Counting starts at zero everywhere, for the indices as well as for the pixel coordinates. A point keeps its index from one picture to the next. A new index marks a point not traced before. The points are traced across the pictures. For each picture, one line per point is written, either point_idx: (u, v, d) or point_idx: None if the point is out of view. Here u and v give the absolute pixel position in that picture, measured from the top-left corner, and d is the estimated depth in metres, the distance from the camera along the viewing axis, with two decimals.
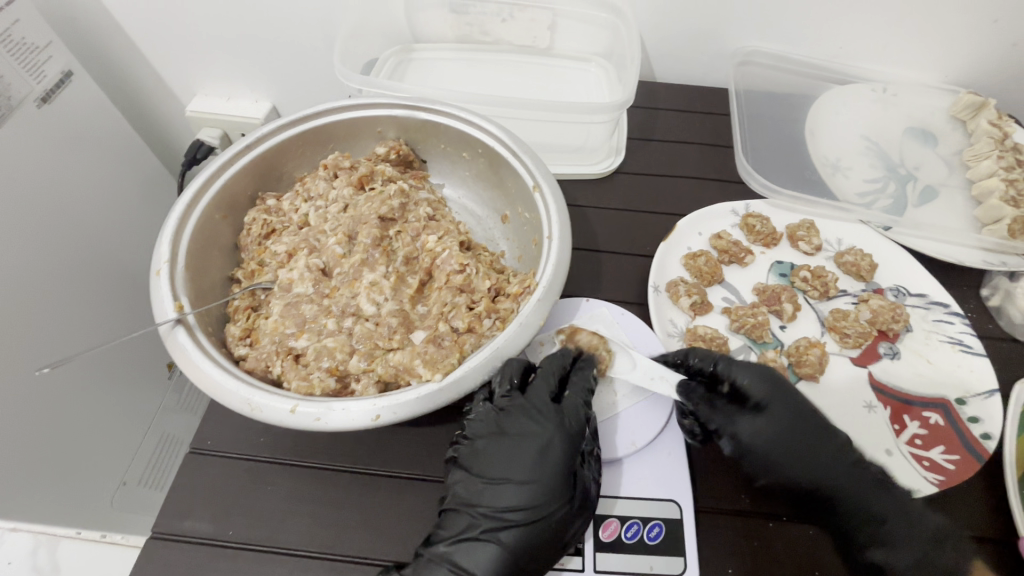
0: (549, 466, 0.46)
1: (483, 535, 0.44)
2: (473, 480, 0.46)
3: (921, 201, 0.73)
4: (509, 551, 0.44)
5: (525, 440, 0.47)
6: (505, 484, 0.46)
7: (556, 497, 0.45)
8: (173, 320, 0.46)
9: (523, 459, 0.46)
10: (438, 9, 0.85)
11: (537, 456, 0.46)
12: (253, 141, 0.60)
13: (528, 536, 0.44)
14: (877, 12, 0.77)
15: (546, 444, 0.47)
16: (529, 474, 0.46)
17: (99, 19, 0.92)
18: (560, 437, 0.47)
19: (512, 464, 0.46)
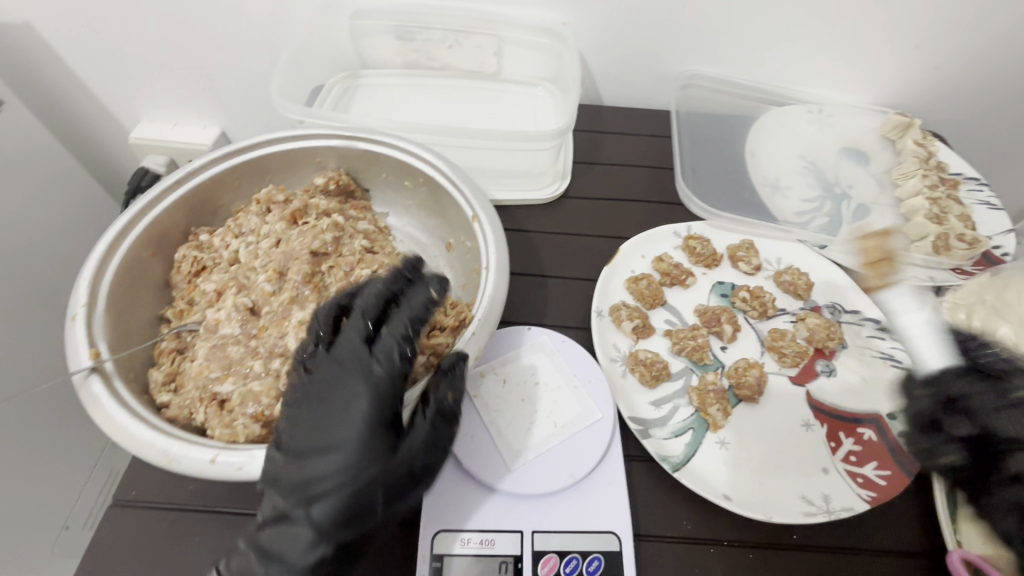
0: (368, 425, 0.41)
1: (294, 514, 0.39)
2: (285, 451, 0.41)
3: (855, 219, 0.76)
4: (323, 527, 0.38)
5: (340, 401, 0.42)
6: (314, 451, 0.40)
7: (369, 457, 0.40)
8: (87, 369, 0.44)
9: (336, 422, 0.41)
10: (384, 36, 0.85)
11: (347, 415, 0.41)
12: (184, 176, 0.59)
13: (341, 506, 0.39)
14: (807, 38, 0.81)
15: (356, 398, 0.41)
16: (342, 438, 0.40)
17: (34, 46, 0.90)
18: (373, 388, 0.42)
19: (322, 430, 0.41)
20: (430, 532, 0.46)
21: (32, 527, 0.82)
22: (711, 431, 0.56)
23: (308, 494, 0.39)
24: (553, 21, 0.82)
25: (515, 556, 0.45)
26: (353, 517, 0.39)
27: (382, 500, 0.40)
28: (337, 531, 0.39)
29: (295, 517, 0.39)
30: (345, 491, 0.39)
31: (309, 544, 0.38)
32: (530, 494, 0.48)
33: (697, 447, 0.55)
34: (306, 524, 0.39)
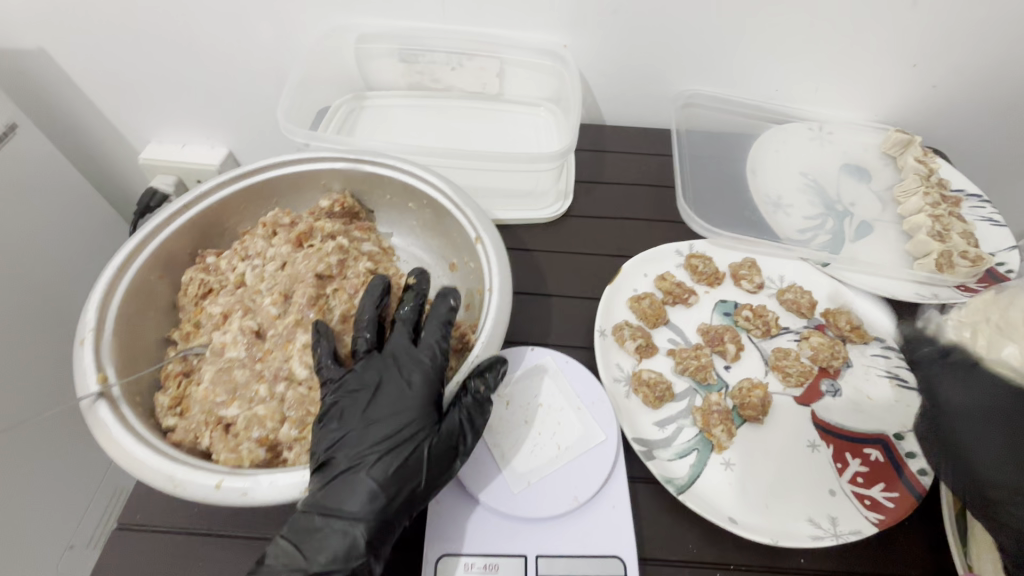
0: (422, 401, 0.46)
1: (353, 475, 0.42)
2: (341, 423, 0.45)
3: (857, 236, 0.76)
4: (382, 486, 0.42)
5: (393, 384, 0.46)
6: (370, 426, 0.44)
7: (422, 430, 0.44)
8: (95, 394, 0.45)
9: (392, 399, 0.45)
10: (388, 59, 0.87)
11: (400, 394, 0.46)
12: (192, 200, 0.60)
13: (397, 471, 0.43)
14: (806, 58, 0.82)
15: (409, 382, 0.47)
16: (394, 410, 0.45)
17: (49, 72, 0.92)
18: (422, 372, 0.47)
19: (378, 407, 0.45)
20: (434, 557, 0.46)
21: (37, 549, 0.82)
22: (716, 452, 0.55)
23: (365, 460, 0.43)
24: (555, 43, 0.83)
25: None
26: (405, 480, 0.43)
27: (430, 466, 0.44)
28: (391, 492, 0.42)
29: (353, 478, 0.42)
30: (400, 456, 0.43)
31: (365, 504, 0.41)
32: (533, 518, 0.47)
33: (702, 468, 0.54)
34: (363, 484, 0.42)
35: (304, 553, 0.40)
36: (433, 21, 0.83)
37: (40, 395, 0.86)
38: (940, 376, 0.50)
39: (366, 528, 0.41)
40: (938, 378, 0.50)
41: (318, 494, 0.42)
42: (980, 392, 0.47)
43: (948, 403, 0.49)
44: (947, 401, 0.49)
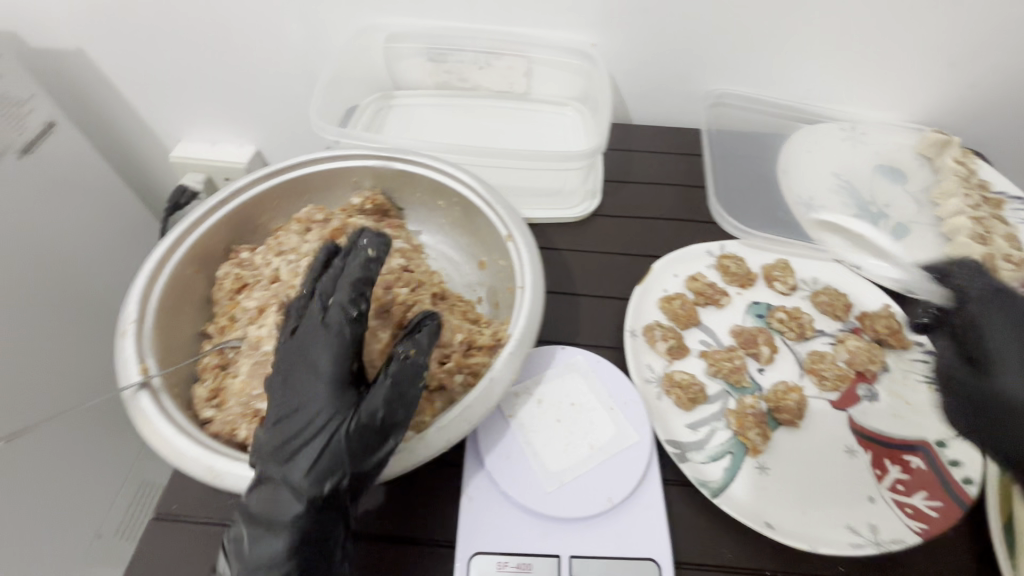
0: (331, 388, 0.43)
1: (276, 473, 0.41)
2: (270, 416, 0.44)
3: (894, 238, 0.74)
4: (305, 481, 0.41)
5: (304, 372, 0.44)
6: (287, 419, 0.43)
7: (336, 417, 0.42)
8: (137, 384, 0.46)
9: (304, 389, 0.43)
10: (416, 58, 0.87)
11: (311, 381, 0.43)
12: (227, 196, 0.61)
13: (318, 464, 0.41)
14: (838, 57, 0.80)
15: (318, 368, 0.44)
16: (313, 395, 0.43)
17: (85, 73, 0.95)
18: (329, 353, 0.44)
19: (297, 397, 0.43)
20: (467, 554, 0.46)
21: (67, 537, 0.84)
22: (751, 455, 0.54)
23: (286, 456, 0.42)
24: (582, 42, 0.83)
25: None
26: (328, 468, 0.41)
27: (352, 449, 0.41)
28: (315, 483, 0.41)
29: (279, 471, 0.41)
30: (316, 448, 0.41)
31: (292, 496, 0.40)
32: (567, 517, 0.47)
33: (736, 471, 0.53)
34: (285, 481, 0.41)
35: (244, 549, 0.40)
36: (461, 20, 0.83)
37: (71, 388, 0.88)
38: (984, 317, 0.47)
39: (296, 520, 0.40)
40: (976, 314, 0.48)
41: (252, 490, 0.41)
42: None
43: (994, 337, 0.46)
44: (991, 335, 0.46)
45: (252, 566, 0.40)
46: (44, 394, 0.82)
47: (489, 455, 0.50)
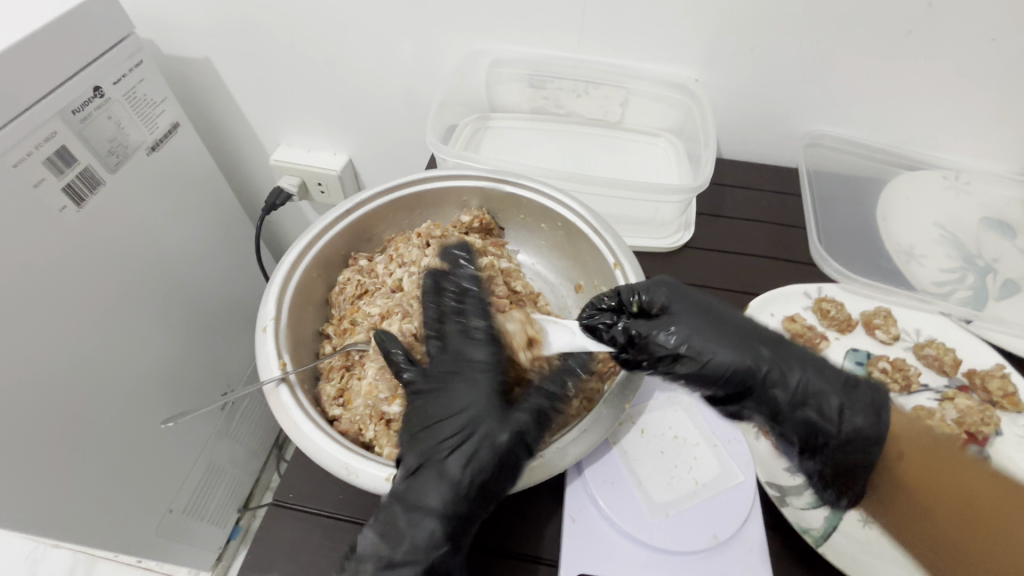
0: (484, 399, 0.48)
1: (432, 468, 0.46)
2: (421, 419, 0.48)
3: (1002, 295, 0.72)
4: (461, 479, 0.45)
5: (458, 383, 0.49)
6: (444, 420, 0.47)
7: (489, 425, 0.47)
8: (277, 379, 0.49)
9: (458, 397, 0.48)
10: (518, 83, 0.91)
11: (466, 392, 0.48)
12: (352, 206, 0.65)
13: (472, 467, 0.45)
14: (953, 106, 0.78)
15: (472, 382, 0.49)
16: (467, 401, 0.48)
17: (208, 79, 1.03)
18: (482, 369, 0.49)
19: (450, 403, 0.48)
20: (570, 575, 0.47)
21: (139, 510, 0.93)
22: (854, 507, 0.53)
23: (440, 453, 0.46)
24: (685, 77, 0.84)
25: None
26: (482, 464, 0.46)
27: (504, 455, 0.46)
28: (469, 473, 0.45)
29: (428, 473, 0.45)
30: (470, 452, 0.46)
31: (447, 480, 0.45)
32: (673, 551, 0.48)
33: (838, 521, 0.52)
34: (439, 477, 0.45)
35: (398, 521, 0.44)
36: (566, 50, 0.86)
37: (161, 370, 0.95)
38: (672, 296, 0.52)
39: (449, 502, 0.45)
40: (674, 303, 0.52)
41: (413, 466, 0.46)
42: (696, 302, 0.52)
43: (685, 315, 0.51)
44: (676, 314, 0.51)
45: (403, 550, 0.44)
46: (140, 380, 0.90)
47: (593, 479, 0.52)
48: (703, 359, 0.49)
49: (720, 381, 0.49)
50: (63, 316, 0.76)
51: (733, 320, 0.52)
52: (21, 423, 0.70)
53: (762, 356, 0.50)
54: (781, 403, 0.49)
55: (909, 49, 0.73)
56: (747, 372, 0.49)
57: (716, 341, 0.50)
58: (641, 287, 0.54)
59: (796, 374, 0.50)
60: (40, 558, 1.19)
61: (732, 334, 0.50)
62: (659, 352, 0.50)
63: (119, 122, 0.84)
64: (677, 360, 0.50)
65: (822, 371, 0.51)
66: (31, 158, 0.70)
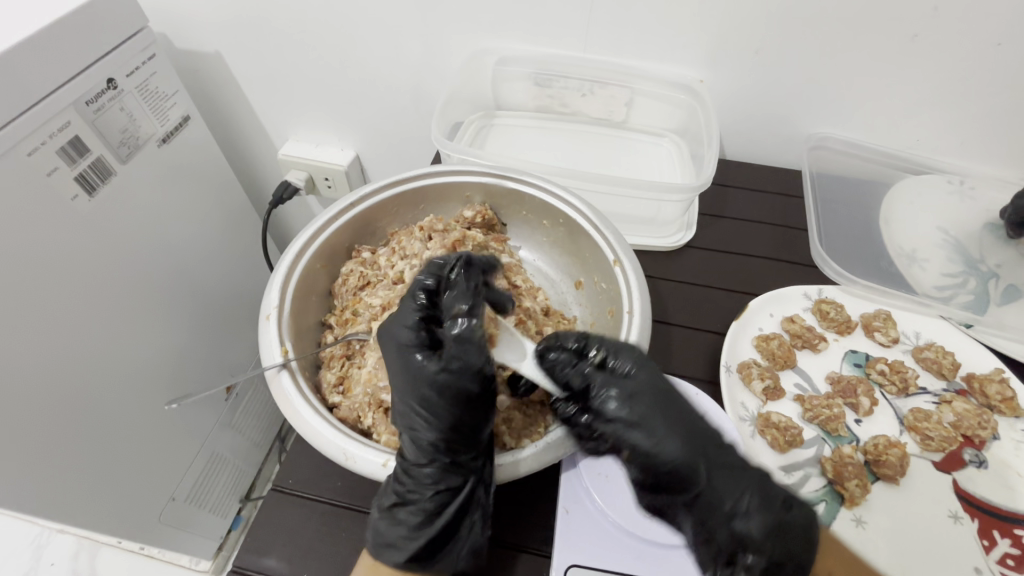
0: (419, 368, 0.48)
1: (414, 427, 0.48)
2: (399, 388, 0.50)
3: (1004, 300, 0.71)
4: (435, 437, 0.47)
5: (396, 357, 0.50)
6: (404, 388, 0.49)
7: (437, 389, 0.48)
8: (278, 365, 0.51)
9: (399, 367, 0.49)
10: (523, 82, 0.91)
11: (407, 362, 0.49)
12: (356, 199, 0.66)
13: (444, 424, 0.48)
14: (958, 110, 0.78)
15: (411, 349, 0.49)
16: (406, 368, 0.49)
17: (218, 73, 1.05)
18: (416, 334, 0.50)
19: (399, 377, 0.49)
20: (564, 565, 0.47)
21: (142, 496, 0.95)
22: (847, 506, 0.54)
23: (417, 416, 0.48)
24: (690, 78, 0.85)
25: None
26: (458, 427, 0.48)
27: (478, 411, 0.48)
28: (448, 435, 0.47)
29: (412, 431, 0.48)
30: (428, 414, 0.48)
31: (426, 447, 0.48)
32: (665, 545, 0.48)
33: (831, 520, 0.54)
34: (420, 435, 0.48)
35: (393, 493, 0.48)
36: (572, 49, 0.87)
37: (166, 360, 0.96)
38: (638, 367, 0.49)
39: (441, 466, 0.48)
40: (642, 377, 0.48)
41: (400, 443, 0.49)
42: (660, 380, 0.48)
43: (643, 389, 0.47)
44: (636, 383, 0.48)
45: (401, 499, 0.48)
46: (145, 368, 0.91)
47: (587, 472, 0.53)
48: (651, 441, 0.45)
49: (655, 470, 0.45)
50: (72, 302, 0.77)
51: (689, 411, 0.47)
52: (31, 405, 0.71)
53: (711, 462, 0.45)
54: (709, 509, 0.44)
55: (915, 52, 0.73)
56: (687, 471, 0.44)
57: (666, 425, 0.45)
58: (611, 345, 0.50)
59: (732, 490, 0.44)
60: (44, 544, 1.21)
61: (683, 426, 0.46)
62: (604, 415, 0.47)
63: (131, 113, 0.85)
64: (622, 429, 0.46)
65: (762, 486, 0.44)
66: (45, 146, 0.72)
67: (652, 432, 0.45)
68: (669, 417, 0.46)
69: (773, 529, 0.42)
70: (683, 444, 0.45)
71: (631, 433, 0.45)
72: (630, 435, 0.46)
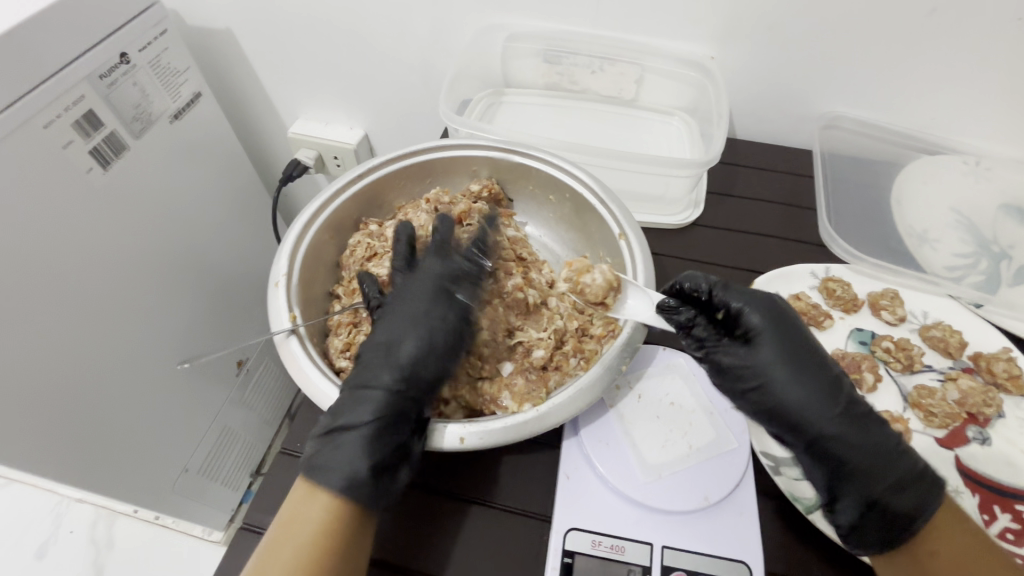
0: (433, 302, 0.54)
1: (391, 356, 0.51)
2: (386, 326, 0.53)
3: (1016, 281, 0.70)
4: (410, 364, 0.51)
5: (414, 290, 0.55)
6: (408, 323, 0.53)
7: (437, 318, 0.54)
8: (287, 330, 0.52)
9: (413, 303, 0.54)
10: (532, 58, 0.91)
11: (426, 300, 0.54)
12: (364, 171, 0.67)
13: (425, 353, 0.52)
14: (977, 88, 0.76)
15: (424, 284, 0.56)
16: (418, 303, 0.54)
17: (230, 50, 1.05)
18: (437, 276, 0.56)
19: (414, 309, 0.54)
20: (563, 529, 0.49)
21: (156, 466, 0.97)
22: None
23: (400, 346, 0.52)
24: (701, 55, 0.84)
25: (644, 566, 0.47)
26: (434, 371, 0.52)
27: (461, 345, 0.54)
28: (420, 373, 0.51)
29: (394, 360, 0.51)
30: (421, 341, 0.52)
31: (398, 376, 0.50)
32: (664, 511, 0.50)
33: None
34: (398, 364, 0.51)
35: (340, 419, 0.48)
36: (583, 25, 0.86)
37: (178, 333, 0.98)
38: (766, 326, 0.52)
39: (417, 403, 0.50)
40: (769, 336, 0.51)
41: (386, 389, 0.49)
42: (784, 328, 0.52)
43: (773, 347, 0.51)
44: (762, 342, 0.51)
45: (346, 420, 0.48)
46: (158, 340, 0.93)
47: (588, 439, 0.54)
48: (773, 393, 0.50)
49: (774, 416, 0.50)
50: (88, 273, 0.79)
51: (822, 363, 0.51)
52: (46, 375, 0.73)
53: (829, 412, 0.49)
54: (827, 454, 0.49)
55: (933, 27, 0.72)
56: (808, 421, 0.49)
57: (791, 381, 0.50)
58: (745, 306, 0.53)
59: (851, 438, 0.48)
60: (64, 512, 1.25)
61: (811, 381, 0.50)
62: (727, 369, 0.52)
63: (145, 89, 0.86)
64: (744, 384, 0.51)
65: (887, 445, 0.47)
66: (61, 120, 0.73)
67: (783, 389, 0.50)
68: (802, 372, 0.50)
69: (899, 482, 0.46)
70: (806, 398, 0.49)
71: (760, 386, 0.50)
72: (751, 388, 0.51)
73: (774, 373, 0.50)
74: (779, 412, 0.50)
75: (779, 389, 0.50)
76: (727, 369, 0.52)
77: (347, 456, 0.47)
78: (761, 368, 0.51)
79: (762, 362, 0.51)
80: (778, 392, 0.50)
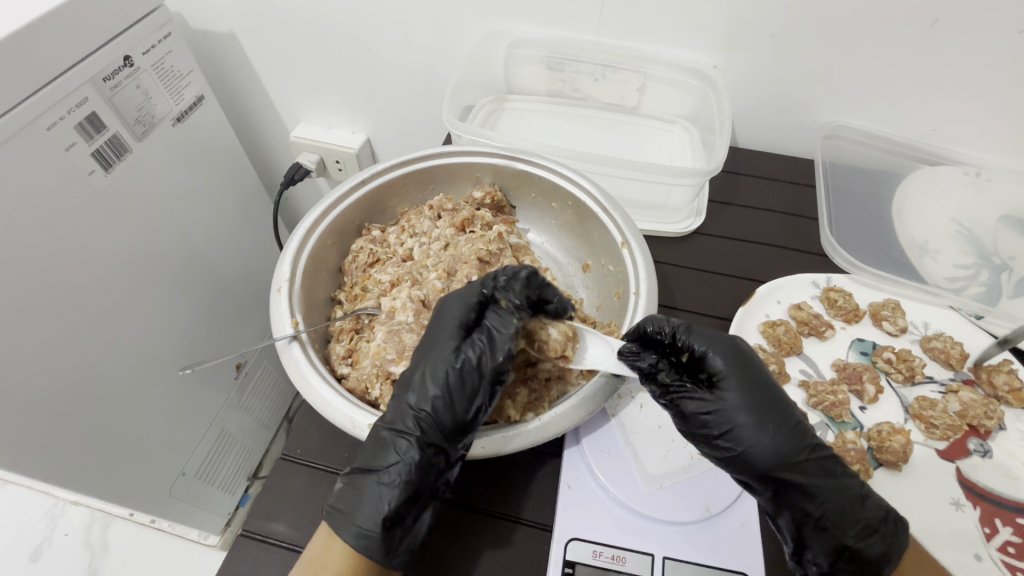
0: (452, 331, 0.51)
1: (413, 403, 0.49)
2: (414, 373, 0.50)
3: (1016, 293, 0.71)
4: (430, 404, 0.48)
5: (438, 330, 0.52)
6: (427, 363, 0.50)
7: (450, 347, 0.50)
8: (289, 336, 0.52)
9: (436, 339, 0.51)
10: (536, 66, 0.91)
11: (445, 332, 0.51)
12: (369, 175, 0.67)
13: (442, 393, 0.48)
14: (978, 99, 0.76)
15: (450, 316, 0.52)
16: (437, 339, 0.51)
17: (233, 53, 1.05)
18: (457, 303, 0.53)
19: (436, 347, 0.51)
20: (564, 539, 0.49)
21: (153, 470, 0.97)
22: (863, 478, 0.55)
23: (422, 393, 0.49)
24: (703, 63, 0.84)
25: None
26: (451, 406, 0.48)
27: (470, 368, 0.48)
28: (451, 380, 0.48)
29: (414, 405, 0.48)
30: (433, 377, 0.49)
31: (422, 419, 0.48)
32: (665, 522, 0.50)
33: None
34: (414, 406, 0.48)
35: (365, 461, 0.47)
36: (586, 32, 0.86)
37: (176, 336, 0.97)
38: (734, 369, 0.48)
39: (441, 442, 0.48)
40: (736, 378, 0.48)
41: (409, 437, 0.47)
42: (754, 376, 0.48)
43: (741, 393, 0.48)
44: (729, 386, 0.48)
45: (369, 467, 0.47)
46: (156, 343, 0.93)
47: (590, 449, 0.54)
48: (741, 442, 0.47)
49: (740, 465, 0.47)
50: (89, 276, 0.78)
51: (788, 408, 0.48)
52: (44, 379, 0.73)
53: (799, 464, 0.46)
54: (795, 506, 0.47)
55: (934, 39, 0.72)
56: (775, 473, 0.46)
57: (761, 429, 0.47)
58: (709, 343, 0.50)
59: (822, 492, 0.46)
60: (58, 514, 1.24)
61: (780, 429, 0.47)
62: (693, 417, 0.49)
63: (149, 93, 0.87)
64: (710, 431, 0.48)
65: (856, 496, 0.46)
66: (63, 122, 0.73)
67: (750, 435, 0.47)
68: (771, 419, 0.47)
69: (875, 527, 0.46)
70: (775, 446, 0.46)
71: (726, 434, 0.47)
72: (719, 436, 0.48)
73: (742, 421, 0.47)
74: (747, 460, 0.47)
75: (746, 437, 0.47)
76: (694, 417, 0.49)
77: (368, 504, 0.46)
78: (730, 418, 0.47)
79: (728, 408, 0.47)
80: (742, 433, 0.47)
